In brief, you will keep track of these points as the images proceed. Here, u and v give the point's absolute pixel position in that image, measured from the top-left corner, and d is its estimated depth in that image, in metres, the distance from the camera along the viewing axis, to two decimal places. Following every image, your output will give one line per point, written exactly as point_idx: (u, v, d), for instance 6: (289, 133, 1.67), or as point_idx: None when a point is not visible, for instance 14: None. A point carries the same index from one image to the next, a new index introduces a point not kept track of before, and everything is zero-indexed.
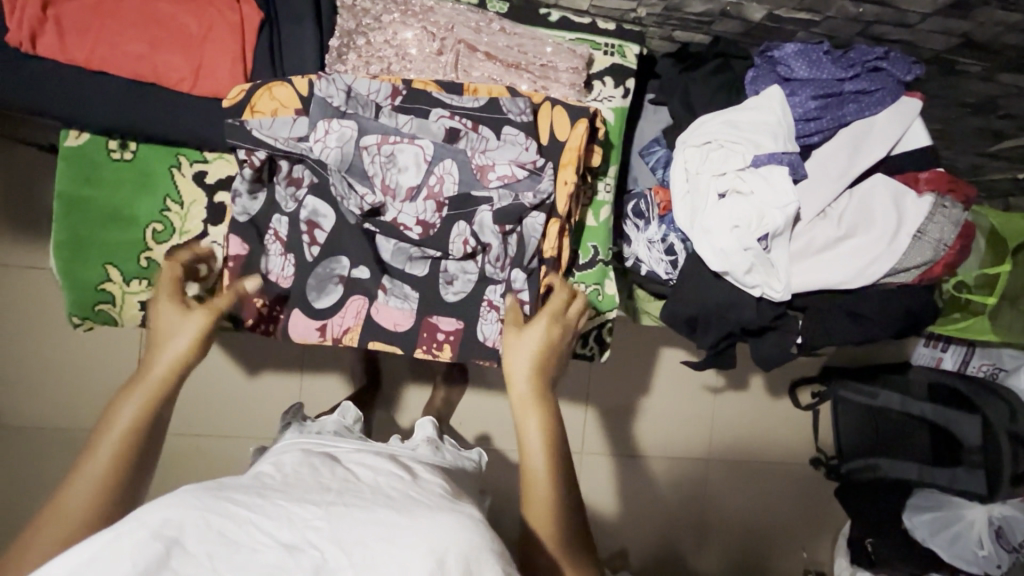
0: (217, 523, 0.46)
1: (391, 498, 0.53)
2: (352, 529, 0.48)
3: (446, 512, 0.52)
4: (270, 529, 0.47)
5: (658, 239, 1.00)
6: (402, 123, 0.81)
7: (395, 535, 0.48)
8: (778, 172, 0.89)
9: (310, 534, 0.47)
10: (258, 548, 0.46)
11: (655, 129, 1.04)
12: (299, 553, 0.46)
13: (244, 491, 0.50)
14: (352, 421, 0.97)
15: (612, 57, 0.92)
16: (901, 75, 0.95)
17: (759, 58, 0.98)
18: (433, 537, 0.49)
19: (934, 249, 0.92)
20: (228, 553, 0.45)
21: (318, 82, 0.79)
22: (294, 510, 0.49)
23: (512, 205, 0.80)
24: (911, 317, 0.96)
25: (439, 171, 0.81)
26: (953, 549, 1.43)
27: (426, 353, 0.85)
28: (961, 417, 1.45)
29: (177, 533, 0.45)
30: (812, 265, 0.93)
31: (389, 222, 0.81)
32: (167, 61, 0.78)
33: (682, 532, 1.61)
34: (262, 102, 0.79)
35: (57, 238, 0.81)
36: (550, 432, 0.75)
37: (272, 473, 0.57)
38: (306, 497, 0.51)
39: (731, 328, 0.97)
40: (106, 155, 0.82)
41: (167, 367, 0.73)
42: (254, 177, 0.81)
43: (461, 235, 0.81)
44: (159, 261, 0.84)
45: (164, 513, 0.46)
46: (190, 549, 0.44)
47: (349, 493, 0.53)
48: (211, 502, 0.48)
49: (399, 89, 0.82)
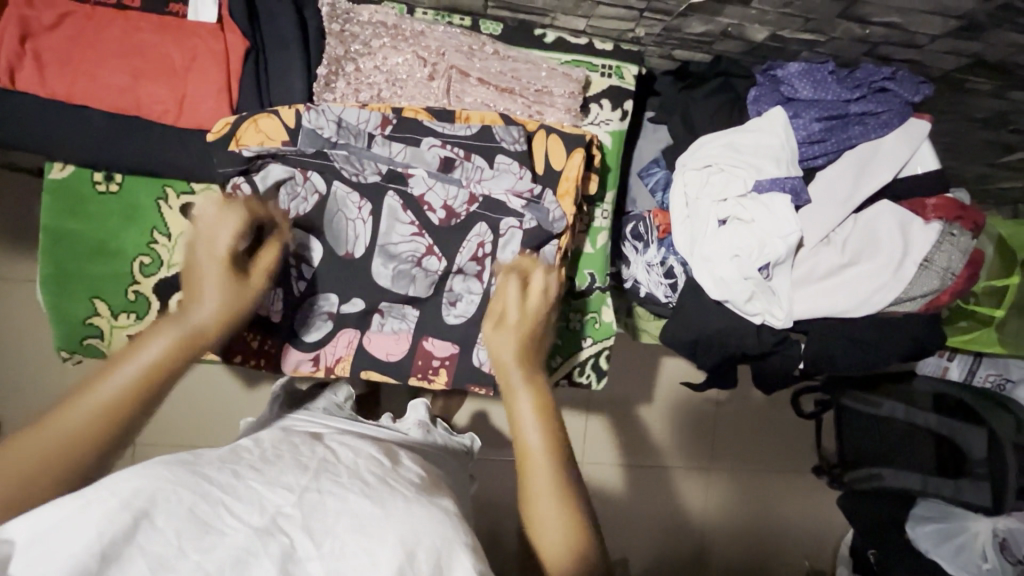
0: (189, 501, 0.44)
1: (368, 483, 0.50)
2: (325, 518, 0.46)
3: (420, 504, 0.50)
4: (242, 513, 0.45)
5: (657, 261, 0.98)
6: (395, 151, 0.79)
7: (369, 527, 0.46)
8: (781, 200, 0.86)
9: (281, 522, 0.45)
10: (226, 530, 0.43)
11: (654, 150, 1.02)
12: (268, 538, 0.43)
13: (219, 468, 0.48)
14: (343, 398, 0.92)
15: (609, 79, 0.89)
16: (909, 96, 0.91)
17: (762, 76, 0.95)
18: (406, 531, 0.46)
19: (942, 277, 0.89)
20: (197, 532, 0.42)
21: (306, 112, 0.77)
22: (267, 495, 0.47)
23: (520, 236, 0.80)
24: (919, 345, 0.93)
25: (443, 195, 0.80)
26: (957, 561, 1.41)
27: (421, 380, 0.83)
28: (968, 431, 1.41)
29: (148, 506, 0.42)
30: (814, 292, 0.90)
31: (414, 196, 0.80)
32: (151, 94, 0.76)
33: (683, 544, 1.60)
34: (248, 135, 0.76)
35: (44, 272, 0.80)
36: (541, 399, 0.65)
37: (251, 447, 0.53)
38: (280, 479, 0.48)
39: (731, 354, 0.95)
40: (91, 187, 0.80)
41: (208, 318, 0.62)
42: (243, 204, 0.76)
43: (480, 239, 0.81)
44: (147, 294, 0.82)
45: (135, 484, 0.44)
46: (159, 524, 0.42)
47: (326, 474, 0.50)
48: (184, 478, 0.45)
49: (389, 118, 0.79)
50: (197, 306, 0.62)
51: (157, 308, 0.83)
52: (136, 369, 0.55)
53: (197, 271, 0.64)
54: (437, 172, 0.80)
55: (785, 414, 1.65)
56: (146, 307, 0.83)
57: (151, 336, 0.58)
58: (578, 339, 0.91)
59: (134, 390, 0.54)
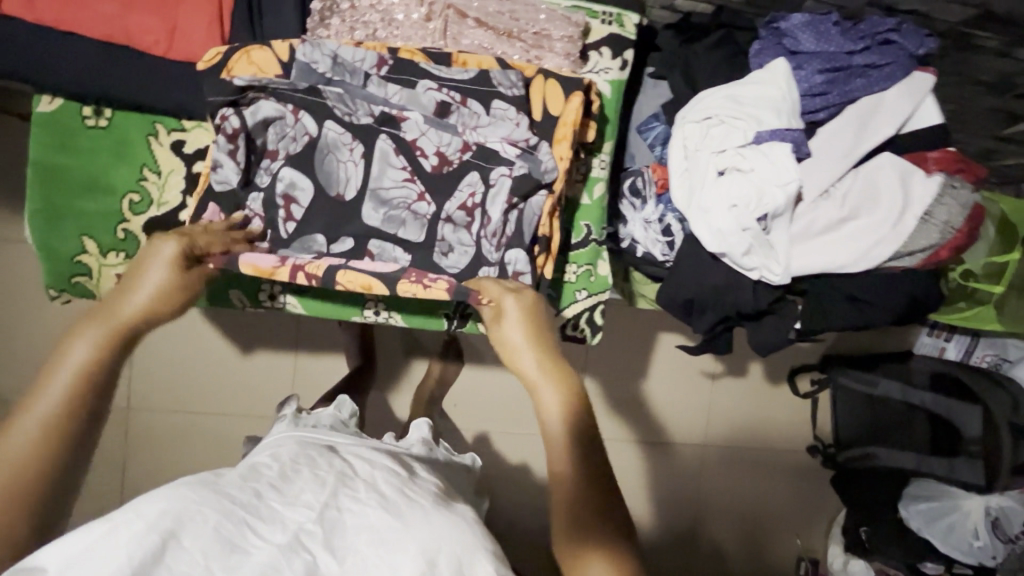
0: (213, 520, 0.47)
1: (386, 498, 0.55)
2: (345, 534, 0.50)
3: (441, 515, 0.54)
4: (265, 532, 0.48)
5: (655, 218, 0.97)
6: (391, 93, 0.78)
7: (390, 541, 0.50)
8: (781, 149, 0.85)
9: (304, 537, 0.49)
10: (252, 549, 0.46)
11: (654, 105, 1.00)
12: (293, 554, 0.47)
13: (240, 487, 0.52)
14: (347, 415, 0.96)
15: (610, 26, 0.87)
16: (914, 49, 0.90)
17: (763, 31, 0.92)
18: (427, 541, 0.50)
19: (942, 231, 0.88)
20: (222, 552, 0.45)
21: (301, 46, 0.76)
22: (289, 514, 0.50)
23: (509, 184, 0.78)
24: (914, 305, 0.93)
25: (436, 141, 0.79)
26: (948, 538, 1.41)
27: (414, 284, 0.76)
28: (963, 409, 1.43)
29: (174, 526, 0.45)
30: (812, 247, 0.89)
31: (407, 141, 0.79)
32: (141, 22, 0.74)
33: (676, 520, 1.60)
34: (241, 66, 0.75)
35: (31, 208, 0.79)
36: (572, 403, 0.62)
37: (269, 463, 0.58)
38: (301, 497, 0.52)
39: (727, 312, 0.94)
40: (80, 121, 0.78)
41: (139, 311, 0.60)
42: (232, 134, 0.76)
43: (473, 185, 0.79)
44: (136, 233, 0.81)
45: (161, 507, 0.46)
46: (185, 544, 0.45)
47: (345, 490, 0.54)
48: (207, 496, 0.49)
49: (385, 58, 0.78)
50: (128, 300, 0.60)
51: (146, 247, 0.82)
52: (67, 377, 0.53)
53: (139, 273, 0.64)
54: (432, 116, 0.79)
55: (782, 393, 1.63)
56: (136, 246, 0.82)
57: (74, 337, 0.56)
58: (573, 292, 0.90)
59: (80, 379, 0.53)
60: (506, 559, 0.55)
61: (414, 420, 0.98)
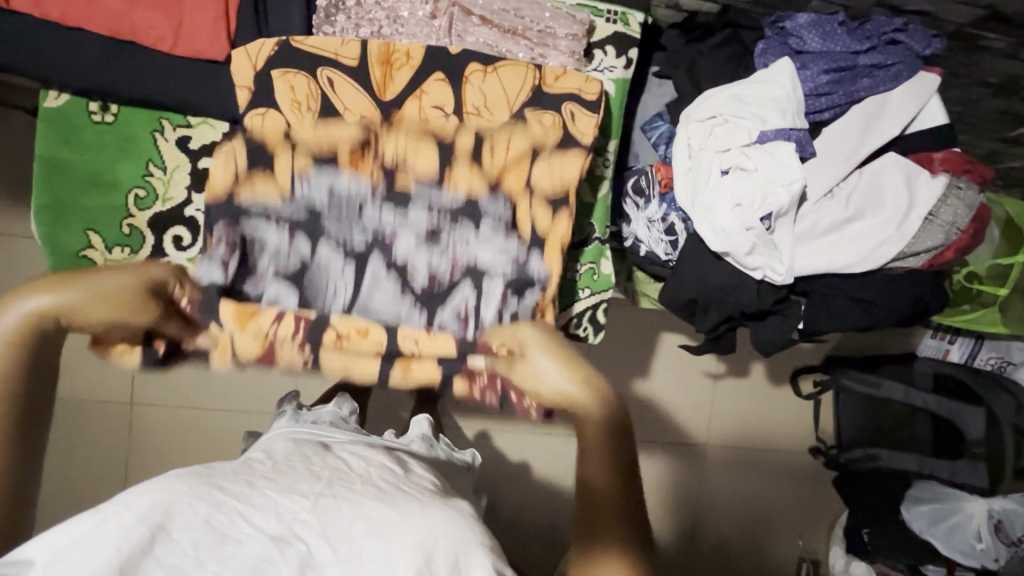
0: (204, 512, 0.48)
1: (381, 488, 0.55)
2: (340, 523, 0.50)
3: (436, 507, 0.54)
4: (258, 521, 0.49)
5: (658, 217, 0.97)
6: (385, 217, 0.79)
7: (383, 531, 0.50)
8: (785, 148, 0.85)
9: (297, 528, 0.50)
10: (245, 539, 0.48)
11: (658, 104, 1.00)
12: (285, 546, 0.48)
13: (234, 479, 0.52)
14: (347, 412, 0.96)
15: (615, 25, 0.88)
16: (920, 49, 0.90)
17: (769, 30, 0.93)
18: (423, 531, 0.51)
19: (947, 232, 0.88)
20: (213, 542, 0.47)
21: (298, 172, 0.77)
22: (283, 502, 0.51)
23: (500, 286, 0.79)
24: (918, 306, 0.92)
25: (428, 258, 0.80)
26: (950, 540, 1.40)
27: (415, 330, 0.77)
28: (970, 413, 1.43)
29: (164, 519, 0.47)
30: (815, 247, 0.89)
31: (399, 262, 0.79)
32: (147, 18, 0.74)
33: (679, 520, 1.60)
34: (243, 188, 0.76)
35: (37, 203, 0.79)
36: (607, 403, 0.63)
37: (263, 459, 0.59)
38: (295, 487, 0.53)
39: (730, 312, 0.94)
40: (87, 116, 0.79)
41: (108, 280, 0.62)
42: (229, 250, 0.76)
43: (464, 296, 0.79)
44: (142, 228, 0.82)
45: (150, 499, 0.48)
46: (175, 537, 0.47)
47: (339, 482, 0.55)
48: (199, 489, 0.50)
49: (379, 182, 0.79)
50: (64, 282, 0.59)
51: (151, 243, 0.82)
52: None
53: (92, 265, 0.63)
54: (423, 241, 0.80)
55: (785, 395, 1.62)
56: (141, 242, 0.82)
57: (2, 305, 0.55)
58: (575, 290, 0.90)
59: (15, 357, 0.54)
60: (502, 553, 0.54)
61: (415, 416, 0.99)
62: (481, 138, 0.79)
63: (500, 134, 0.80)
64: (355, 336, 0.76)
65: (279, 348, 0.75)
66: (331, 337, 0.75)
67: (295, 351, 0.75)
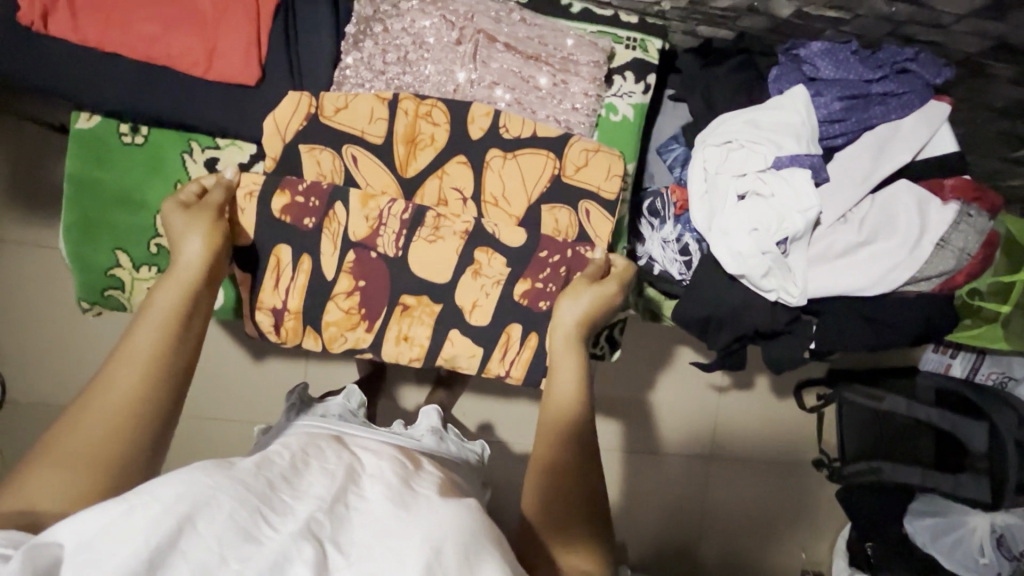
0: (229, 507, 0.41)
1: (395, 490, 0.48)
2: (353, 530, 0.43)
3: (453, 511, 0.47)
4: (277, 521, 0.42)
5: (673, 238, 0.99)
6: (436, 262, 0.80)
7: (398, 531, 0.43)
8: (801, 174, 0.87)
9: (315, 528, 0.42)
10: (266, 540, 0.40)
11: (673, 126, 1.03)
12: (306, 543, 0.40)
13: (255, 475, 0.46)
14: (355, 404, 1.00)
15: (634, 51, 0.90)
16: (930, 78, 0.92)
17: (783, 56, 0.95)
18: (434, 529, 0.44)
19: (958, 258, 0.90)
20: (238, 540, 0.40)
21: (349, 254, 0.80)
22: (296, 504, 0.44)
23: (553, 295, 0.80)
24: (929, 326, 0.94)
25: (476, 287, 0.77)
26: (954, 555, 1.42)
27: (484, 257, 0.80)
28: (970, 424, 1.39)
29: (191, 510, 0.40)
30: (830, 271, 0.91)
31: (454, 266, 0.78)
32: (181, 44, 0.76)
33: (682, 531, 1.62)
34: (286, 254, 0.79)
35: (68, 222, 0.81)
36: (581, 380, 0.71)
37: (281, 454, 0.52)
38: (312, 491, 0.46)
39: (743, 331, 0.95)
40: (118, 138, 0.81)
41: (198, 256, 0.69)
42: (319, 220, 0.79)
43: (500, 271, 0.81)
44: (169, 247, 0.82)
45: (177, 489, 0.41)
46: (201, 530, 0.40)
47: (352, 488, 0.48)
48: (224, 482, 0.43)
49: (422, 268, 0.80)
50: (181, 250, 0.69)
51: None
52: (133, 366, 0.58)
53: (177, 229, 0.71)
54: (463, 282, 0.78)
55: (787, 408, 1.64)
56: (168, 261, 0.83)
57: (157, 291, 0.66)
58: None
59: (165, 327, 0.62)
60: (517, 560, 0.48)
61: (423, 407, 1.02)
62: (508, 254, 0.80)
63: (520, 193, 0.82)
64: (452, 217, 0.80)
65: (381, 236, 0.79)
66: (432, 219, 0.80)
67: (392, 241, 0.80)
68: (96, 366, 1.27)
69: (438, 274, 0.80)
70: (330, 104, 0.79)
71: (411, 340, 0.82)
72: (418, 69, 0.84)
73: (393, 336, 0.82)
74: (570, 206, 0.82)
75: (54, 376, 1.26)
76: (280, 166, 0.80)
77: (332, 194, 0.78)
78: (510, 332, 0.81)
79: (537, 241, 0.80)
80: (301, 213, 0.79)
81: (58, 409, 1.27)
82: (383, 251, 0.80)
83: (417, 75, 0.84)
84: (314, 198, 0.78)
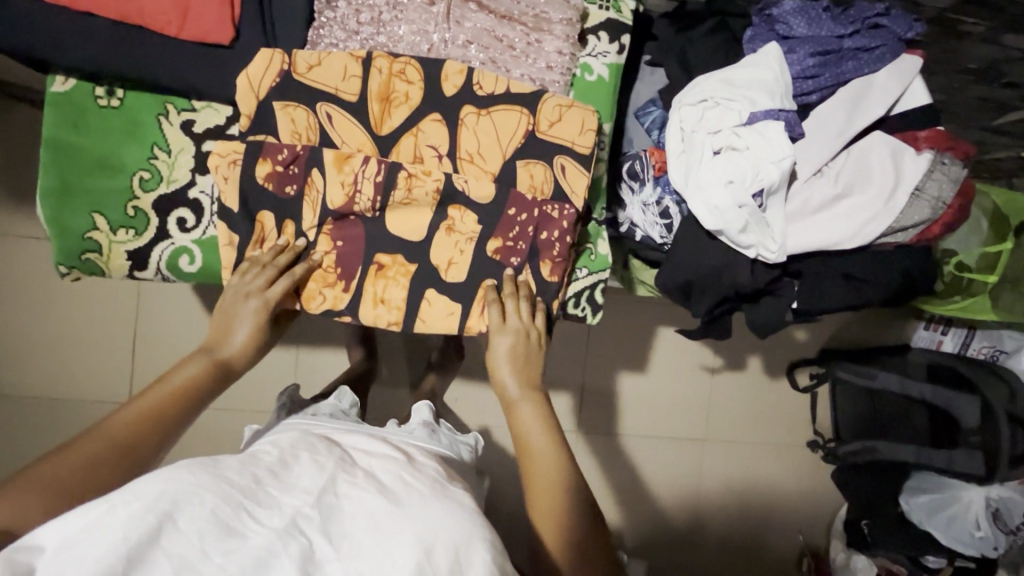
0: (211, 503, 0.49)
1: (385, 485, 0.57)
2: (344, 520, 0.51)
3: (443, 503, 0.55)
4: (262, 516, 0.50)
5: (653, 201, 0.98)
6: (411, 218, 0.81)
7: (387, 526, 0.51)
8: (775, 127, 0.87)
9: (302, 522, 0.50)
10: (248, 532, 0.48)
11: (652, 90, 1.03)
12: (289, 538, 0.48)
13: (241, 471, 0.54)
14: (348, 404, 1.01)
15: (607, 12, 0.90)
16: (901, 32, 0.93)
17: (757, 17, 0.95)
18: (424, 530, 0.51)
19: (933, 208, 0.90)
20: (218, 533, 0.48)
21: (326, 220, 0.81)
22: (288, 498, 0.53)
23: (524, 250, 0.82)
24: (910, 279, 0.95)
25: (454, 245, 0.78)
26: (950, 530, 1.41)
27: (455, 216, 0.81)
28: (958, 398, 1.40)
29: (170, 508, 0.48)
30: (808, 226, 0.91)
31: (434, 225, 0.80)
32: (154, 3, 0.76)
33: (678, 515, 1.61)
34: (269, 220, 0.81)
35: (43, 186, 0.81)
36: (543, 423, 0.78)
37: (270, 453, 0.60)
38: (300, 482, 0.55)
39: (725, 291, 0.95)
40: (93, 100, 0.81)
41: (236, 352, 0.78)
42: (298, 185, 0.80)
43: (473, 227, 0.81)
44: (147, 210, 0.83)
45: (159, 487, 0.49)
46: (181, 527, 0.47)
47: (344, 477, 0.56)
48: (205, 480, 0.51)
49: (399, 225, 0.81)
50: (228, 340, 0.78)
51: (156, 225, 0.83)
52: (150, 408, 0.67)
53: (229, 312, 0.79)
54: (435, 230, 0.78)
55: (780, 389, 1.63)
56: (146, 223, 0.83)
57: (187, 362, 0.75)
58: (574, 269, 0.92)
59: (179, 395, 0.70)
60: (505, 551, 0.55)
61: (415, 405, 1.01)
62: (482, 210, 0.81)
63: (494, 151, 0.82)
64: (423, 177, 0.80)
65: (358, 201, 0.80)
66: (404, 179, 0.80)
67: (368, 205, 0.80)
68: (82, 353, 1.26)
69: (415, 232, 0.81)
70: (302, 61, 0.79)
71: (388, 302, 0.81)
72: (393, 29, 0.84)
73: (370, 300, 0.81)
74: (545, 162, 0.82)
75: (40, 362, 1.26)
76: (254, 124, 0.81)
77: (310, 158, 0.79)
78: (485, 289, 0.82)
79: (507, 198, 0.81)
80: (279, 176, 0.80)
81: (45, 396, 1.26)
82: (362, 214, 0.81)
83: (391, 36, 0.84)
84: (292, 163, 0.79)
